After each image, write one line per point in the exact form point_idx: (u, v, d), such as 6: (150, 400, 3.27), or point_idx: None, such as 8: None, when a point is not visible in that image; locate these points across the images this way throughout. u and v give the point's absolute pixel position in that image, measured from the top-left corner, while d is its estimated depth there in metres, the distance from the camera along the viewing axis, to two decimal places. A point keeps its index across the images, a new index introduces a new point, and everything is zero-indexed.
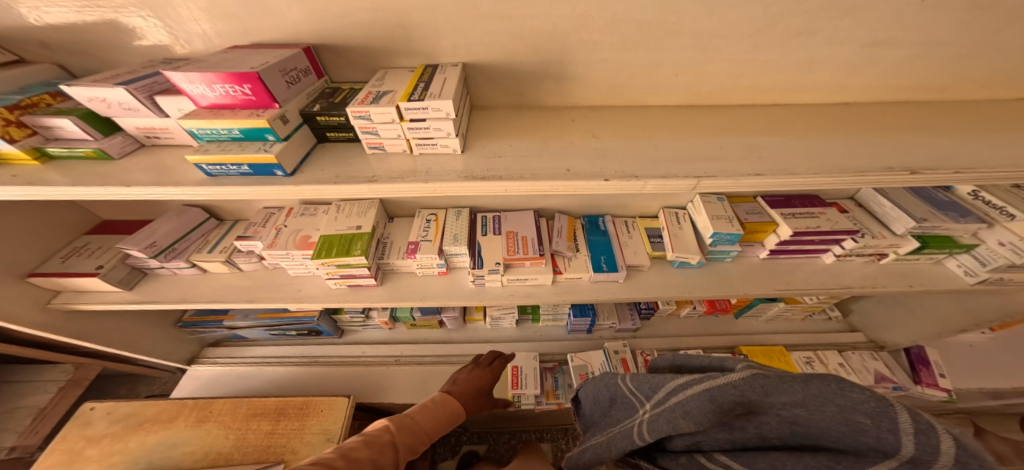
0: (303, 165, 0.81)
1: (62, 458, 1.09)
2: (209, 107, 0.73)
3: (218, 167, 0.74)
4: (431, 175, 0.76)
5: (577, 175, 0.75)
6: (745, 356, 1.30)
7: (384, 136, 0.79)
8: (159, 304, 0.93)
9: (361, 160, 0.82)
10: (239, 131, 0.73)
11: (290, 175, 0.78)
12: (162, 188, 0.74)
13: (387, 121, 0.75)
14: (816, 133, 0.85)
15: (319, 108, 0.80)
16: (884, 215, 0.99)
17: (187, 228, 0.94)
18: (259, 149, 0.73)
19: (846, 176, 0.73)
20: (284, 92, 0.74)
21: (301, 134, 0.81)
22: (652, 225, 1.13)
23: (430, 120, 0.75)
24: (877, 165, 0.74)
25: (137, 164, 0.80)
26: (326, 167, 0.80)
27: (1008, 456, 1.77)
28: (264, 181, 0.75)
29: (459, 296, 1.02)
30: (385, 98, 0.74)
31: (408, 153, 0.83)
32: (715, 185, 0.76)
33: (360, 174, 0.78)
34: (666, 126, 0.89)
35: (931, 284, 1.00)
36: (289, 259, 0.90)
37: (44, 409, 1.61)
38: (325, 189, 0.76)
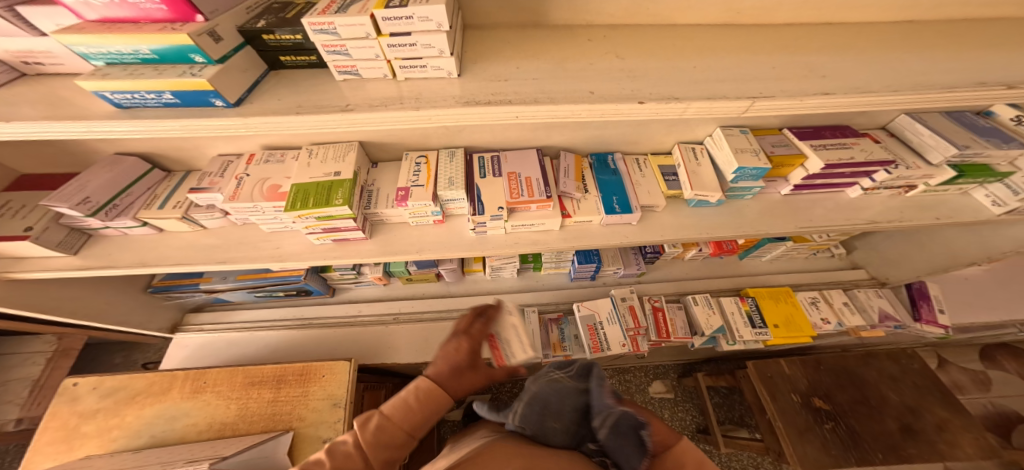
0: (251, 94, 0.65)
1: (60, 434, 1.04)
2: (100, 22, 0.57)
3: (131, 96, 0.59)
4: (424, 99, 0.62)
5: (603, 97, 0.62)
6: (752, 298, 1.28)
7: (357, 56, 0.63)
8: (114, 268, 0.81)
9: (331, 87, 0.66)
10: (151, 51, 0.57)
11: (234, 106, 0.63)
12: (61, 125, 0.59)
13: (360, 36, 0.59)
14: (879, 52, 0.72)
15: (264, 24, 0.63)
16: (920, 144, 0.91)
17: (125, 181, 0.78)
18: (185, 73, 0.57)
19: (931, 92, 0.63)
20: (208, 2, 0.57)
21: (243, 57, 0.64)
22: (666, 163, 1.02)
23: (416, 34, 0.59)
24: (968, 79, 0.65)
25: (47, 100, 0.63)
26: (284, 96, 0.65)
27: (965, 384, 1.93)
28: (200, 114, 0.61)
29: (459, 245, 0.93)
30: (354, 7, 0.58)
31: (390, 79, 0.67)
32: (767, 108, 0.65)
33: (332, 102, 0.63)
34: (700, 45, 0.75)
35: (957, 214, 0.96)
36: (258, 213, 0.77)
37: (39, 381, 1.55)
38: (290, 122, 0.62)
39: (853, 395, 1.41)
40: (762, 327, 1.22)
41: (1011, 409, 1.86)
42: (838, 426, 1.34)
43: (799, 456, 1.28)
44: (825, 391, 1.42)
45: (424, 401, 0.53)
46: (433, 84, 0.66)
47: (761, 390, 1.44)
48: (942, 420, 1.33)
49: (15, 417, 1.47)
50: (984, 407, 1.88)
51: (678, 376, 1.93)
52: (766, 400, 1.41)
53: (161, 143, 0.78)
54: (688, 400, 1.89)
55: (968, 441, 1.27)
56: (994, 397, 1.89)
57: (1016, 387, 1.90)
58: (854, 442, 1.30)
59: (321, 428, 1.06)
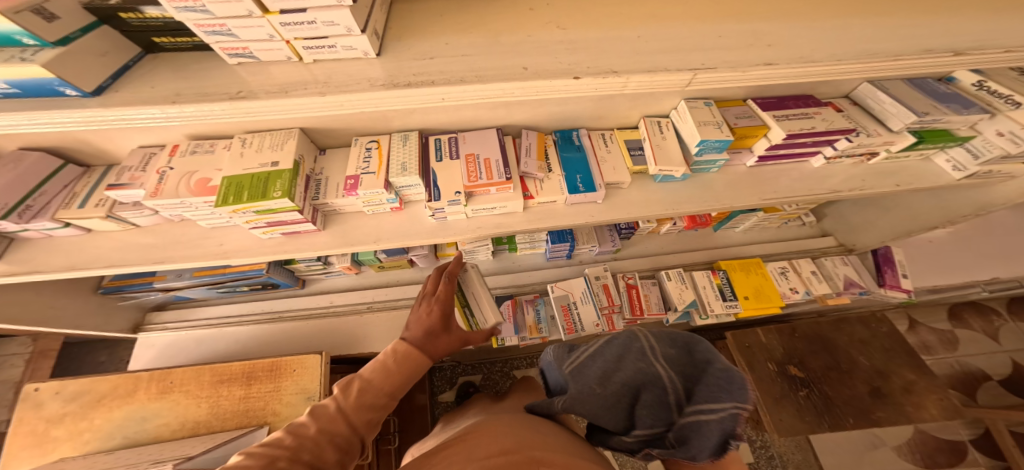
0: (113, 80, 0.60)
1: (29, 440, 1.02)
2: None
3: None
4: (333, 85, 0.58)
5: (538, 73, 0.58)
6: (724, 272, 1.29)
7: (245, 37, 0.56)
8: (43, 274, 0.76)
9: (222, 72, 0.61)
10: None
11: (93, 95, 0.58)
12: None
13: (240, 15, 0.52)
14: (831, 16, 0.69)
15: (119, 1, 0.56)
16: (882, 112, 0.89)
17: (34, 180, 0.72)
18: (15, 59, 0.50)
19: (876, 61, 0.61)
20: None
21: (97, 39, 0.58)
22: (631, 137, 0.99)
23: (313, 11, 0.51)
24: (914, 48, 0.62)
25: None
26: (159, 83, 0.60)
27: (932, 343, 2.02)
28: (51, 106, 0.55)
29: (419, 232, 0.90)
30: None
31: (295, 61, 0.62)
32: (711, 80, 0.62)
33: (222, 90, 0.58)
34: (647, 13, 0.70)
35: (917, 181, 0.95)
36: (191, 208, 0.73)
37: (22, 381, 1.61)
38: (192, 113, 0.57)
39: (826, 361, 1.47)
40: (732, 299, 1.24)
41: (975, 367, 1.97)
42: (812, 393, 1.40)
43: (774, 423, 1.35)
44: (799, 358, 1.48)
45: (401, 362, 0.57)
46: (348, 66, 0.61)
47: (740, 359, 1.49)
48: (908, 383, 1.39)
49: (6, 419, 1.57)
50: (950, 366, 1.98)
51: None
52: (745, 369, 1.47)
53: (70, 137, 0.72)
54: None
55: (932, 402, 1.34)
56: (961, 355, 1.99)
57: (980, 346, 2.01)
58: (826, 409, 1.36)
59: None
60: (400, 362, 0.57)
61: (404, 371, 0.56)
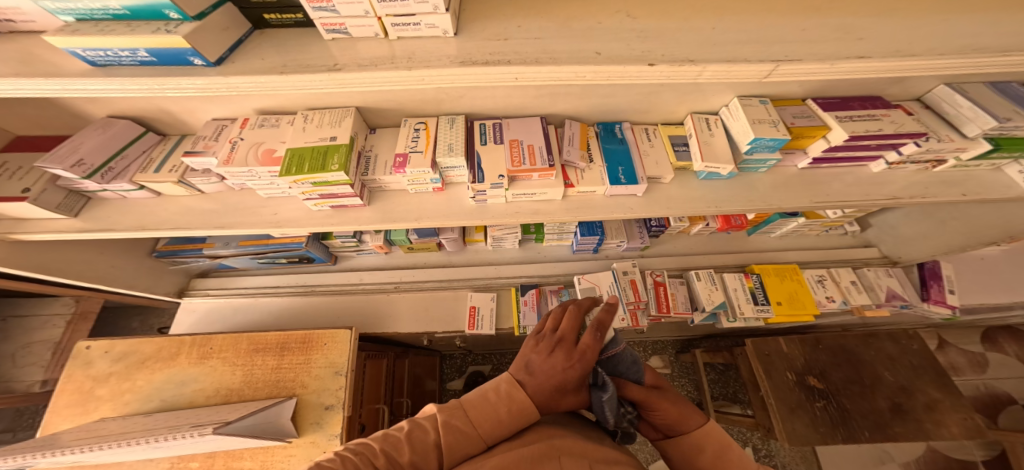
0: (233, 54, 0.62)
1: (75, 397, 1.08)
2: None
3: (103, 55, 0.56)
4: (415, 59, 0.58)
5: (610, 59, 0.57)
6: (757, 276, 1.26)
7: (344, 13, 0.57)
8: (113, 232, 0.80)
9: (318, 47, 0.62)
10: (120, 5, 0.53)
11: (215, 65, 0.59)
12: (33, 82, 0.56)
13: None
14: (919, 11, 0.65)
15: None
16: (957, 116, 0.84)
17: (119, 144, 0.77)
18: (159, 30, 0.53)
19: (973, 59, 0.58)
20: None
21: (224, 15, 0.60)
22: (677, 132, 0.98)
23: None
24: (1023, 43, 0.59)
25: (15, 56, 0.59)
26: (267, 55, 0.61)
27: (962, 365, 1.96)
28: (177, 74, 0.57)
29: (458, 214, 0.91)
30: None
31: (382, 38, 0.62)
32: (791, 73, 0.60)
33: (319, 62, 0.59)
34: (721, 3, 0.68)
35: (986, 192, 0.90)
36: (254, 178, 0.75)
37: (61, 343, 1.71)
38: (273, 83, 0.59)
39: (849, 374, 1.43)
40: (764, 304, 1.21)
41: (1002, 391, 1.90)
42: (830, 405, 1.37)
43: (787, 432, 1.33)
44: (820, 369, 1.44)
45: (514, 413, 0.46)
46: (428, 44, 0.61)
47: (757, 367, 1.46)
48: (932, 400, 1.35)
49: (42, 378, 1.65)
50: (978, 389, 1.92)
51: (677, 352, 2.00)
52: (760, 378, 1.45)
53: (148, 104, 0.75)
54: (684, 375, 1.96)
55: (955, 421, 1.30)
56: (989, 378, 1.93)
57: (1011, 369, 1.93)
58: (842, 421, 1.33)
59: (323, 395, 1.09)
60: (509, 407, 0.47)
61: (509, 423, 0.46)
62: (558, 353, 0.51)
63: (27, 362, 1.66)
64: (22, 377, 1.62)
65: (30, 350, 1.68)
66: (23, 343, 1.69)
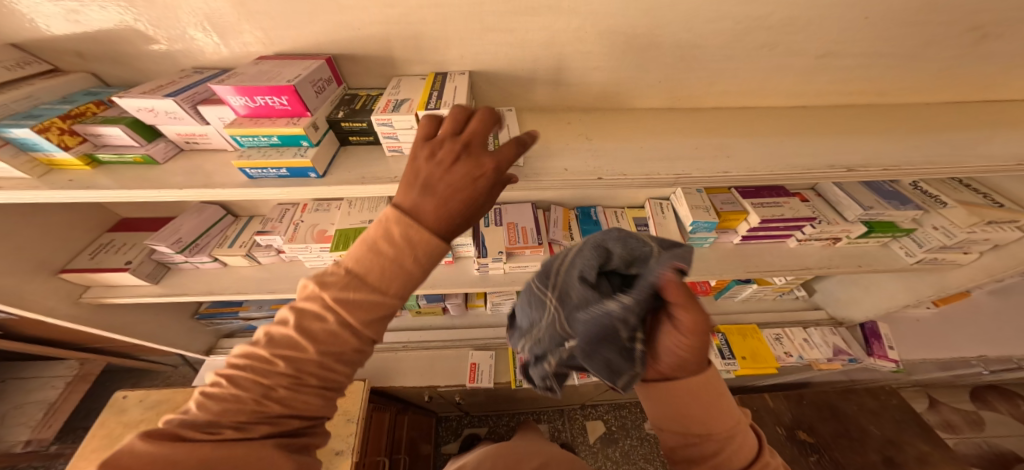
0: (332, 166, 0.78)
1: (103, 442, 1.16)
2: (248, 115, 0.69)
3: (259, 171, 0.71)
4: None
5: (574, 174, 0.83)
6: (723, 335, 1.44)
7: (404, 140, 0.76)
8: (185, 295, 0.99)
9: (380, 162, 0.79)
10: (277, 138, 0.69)
11: (322, 176, 0.75)
12: (204, 191, 0.72)
13: (408, 128, 0.73)
14: (787, 132, 0.94)
15: (343, 115, 0.76)
16: (838, 204, 1.13)
17: (206, 225, 0.98)
18: (295, 154, 0.70)
19: (797, 172, 0.83)
20: (314, 101, 0.70)
21: (327, 140, 0.76)
22: (639, 215, 1.25)
23: None
24: (820, 163, 0.83)
25: (194, 170, 0.75)
26: (350, 168, 0.77)
27: (958, 424, 2.01)
28: (297, 184, 0.72)
29: (464, 282, 1.14)
30: (405, 106, 0.72)
31: None
32: (694, 180, 0.86)
33: (386, 173, 0.76)
34: (653, 127, 0.98)
35: (877, 263, 1.16)
36: (308, 252, 0.97)
37: (55, 403, 1.76)
38: (355, 190, 0.74)
39: (835, 428, 1.52)
40: (731, 358, 1.37)
41: (1006, 449, 1.93)
42: (822, 458, 1.44)
43: None
44: (808, 424, 1.54)
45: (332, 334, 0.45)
46: None
47: None
48: (922, 453, 1.42)
49: (24, 439, 1.66)
50: (980, 447, 1.94)
51: None
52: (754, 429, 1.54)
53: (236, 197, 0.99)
54: None
55: None
56: (989, 436, 1.97)
57: (1007, 427, 1.98)
58: None
59: (335, 441, 1.22)
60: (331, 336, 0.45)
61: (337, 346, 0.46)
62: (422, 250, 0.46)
63: (16, 422, 1.69)
64: (8, 437, 1.64)
65: (21, 411, 1.72)
66: (17, 404, 1.74)
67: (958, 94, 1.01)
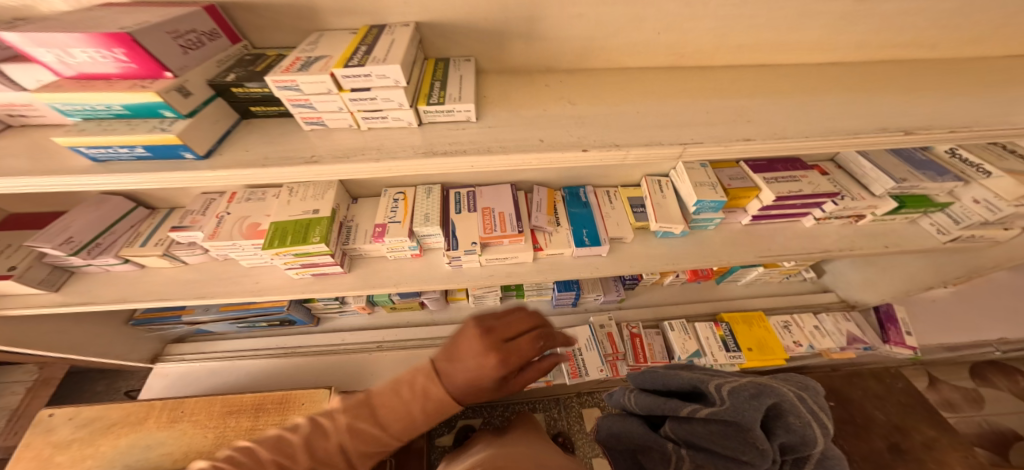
0: (221, 145, 0.63)
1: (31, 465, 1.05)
2: (78, 78, 0.53)
3: (102, 150, 0.56)
4: (384, 151, 0.64)
5: (552, 146, 0.66)
6: (727, 324, 1.32)
7: (322, 109, 0.63)
8: (95, 304, 0.83)
9: (298, 137, 0.66)
10: (123, 106, 0.54)
11: (204, 158, 0.61)
12: (45, 179, 0.57)
13: (323, 92, 0.59)
14: (808, 93, 0.78)
15: (233, 78, 0.61)
16: (864, 177, 0.98)
17: (110, 220, 0.81)
18: (154, 128, 0.54)
19: (841, 138, 0.67)
20: (178, 59, 0.54)
21: (214, 109, 0.62)
22: (634, 194, 1.08)
23: (375, 90, 0.59)
24: (872, 125, 0.68)
25: (29, 150, 0.61)
26: (253, 147, 0.64)
27: (957, 402, 1.94)
28: (169, 168, 0.58)
29: (435, 278, 0.97)
30: (317, 65, 0.58)
31: (355, 128, 0.67)
32: (701, 152, 0.69)
33: (299, 153, 0.63)
34: (648, 89, 0.80)
35: (904, 242, 1.02)
36: (238, 250, 0.79)
37: (17, 410, 1.61)
38: (254, 175, 0.61)
39: (839, 414, 1.42)
40: (736, 351, 1.26)
41: (1006, 427, 1.87)
42: None
43: None
44: None
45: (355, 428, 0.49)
46: (394, 134, 0.67)
47: None
48: (930, 439, 1.33)
49: None
50: (980, 426, 1.88)
51: None
52: None
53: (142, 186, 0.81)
54: None
55: (957, 460, 1.27)
56: (989, 415, 1.90)
57: (1008, 405, 1.92)
58: None
59: None
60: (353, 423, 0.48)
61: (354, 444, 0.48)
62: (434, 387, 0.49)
63: None
64: None
65: None
66: None
67: (1011, 44, 0.84)
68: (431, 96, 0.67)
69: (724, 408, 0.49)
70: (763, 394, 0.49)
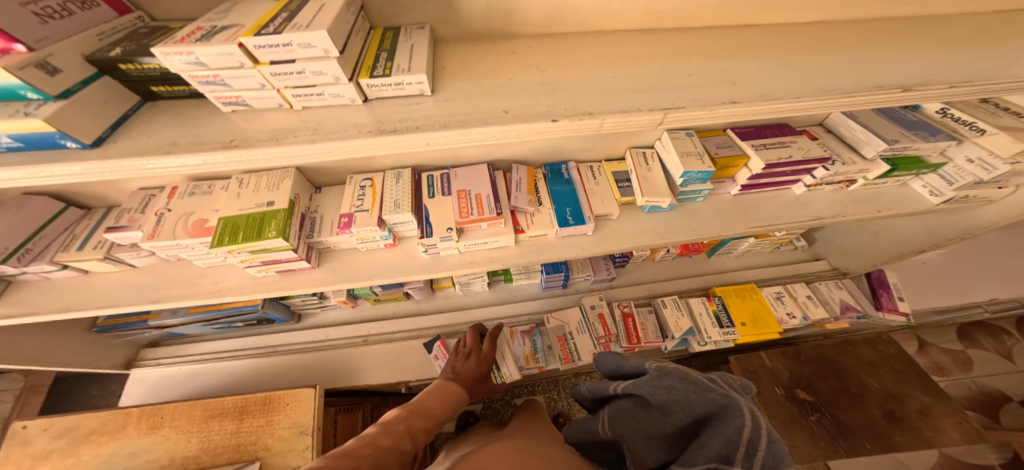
0: (115, 132, 0.57)
1: None
2: None
3: None
4: (321, 131, 0.57)
5: (518, 117, 0.59)
6: (720, 298, 1.29)
7: (240, 87, 0.56)
8: (36, 314, 0.77)
9: (217, 120, 0.59)
10: None
11: (93, 147, 0.54)
12: None
13: (235, 66, 0.52)
14: (794, 51, 0.71)
15: (119, 52, 0.54)
16: (855, 139, 0.93)
17: (38, 222, 0.74)
18: (16, 113, 0.48)
19: (835, 97, 0.62)
20: (32, 30, 0.48)
21: (99, 89, 0.56)
22: (620, 169, 1.02)
23: (300, 62, 0.52)
24: (864, 84, 0.63)
25: None
26: (157, 132, 0.57)
27: (946, 364, 1.97)
28: (50, 159, 0.51)
29: (411, 268, 0.91)
30: (221, 34, 0.50)
31: (287, 108, 0.61)
32: (683, 119, 0.63)
33: (218, 138, 0.56)
34: (624, 54, 0.73)
35: (896, 206, 0.98)
36: (187, 249, 0.73)
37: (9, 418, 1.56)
38: (152, 166, 0.54)
39: (836, 384, 1.43)
40: (729, 326, 1.24)
41: (992, 387, 1.91)
42: (824, 417, 1.35)
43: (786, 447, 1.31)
44: (807, 381, 1.44)
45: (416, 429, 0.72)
46: (335, 113, 0.60)
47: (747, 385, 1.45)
48: (923, 406, 1.34)
49: None
50: (968, 387, 1.92)
51: None
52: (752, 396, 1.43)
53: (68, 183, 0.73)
54: None
55: (951, 426, 1.27)
56: (975, 375, 1.94)
57: (995, 366, 1.96)
58: (841, 433, 1.31)
59: (289, 456, 1.07)
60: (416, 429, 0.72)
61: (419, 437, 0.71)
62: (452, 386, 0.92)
63: None
64: None
65: None
66: None
67: None
68: (374, 68, 0.60)
69: (643, 389, 0.50)
70: (672, 372, 0.48)
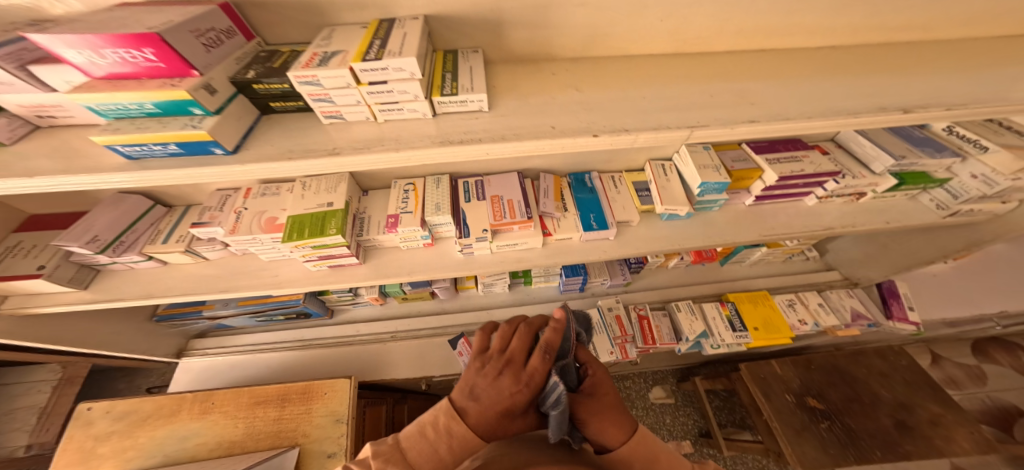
0: (247, 141, 0.67)
1: (75, 457, 1.09)
2: (106, 78, 0.56)
3: (137, 148, 0.59)
4: (402, 141, 0.66)
5: (563, 132, 0.68)
6: (733, 303, 1.35)
7: (341, 102, 0.65)
8: (123, 301, 0.87)
9: (318, 131, 0.69)
10: (155, 105, 0.57)
11: (232, 153, 0.64)
12: (73, 177, 0.60)
13: (341, 86, 0.61)
14: (809, 74, 0.79)
15: (254, 74, 0.64)
16: (865, 155, 0.99)
17: (130, 220, 0.83)
18: (185, 125, 0.58)
19: (842, 118, 0.69)
20: (201, 57, 0.57)
21: (237, 106, 0.65)
22: (640, 178, 1.10)
23: (391, 83, 0.61)
24: (871, 105, 0.70)
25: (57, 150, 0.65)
26: (276, 141, 0.67)
27: (960, 378, 1.98)
28: (192, 164, 0.61)
29: (448, 266, 0.99)
30: (335, 59, 0.59)
31: (372, 120, 0.70)
32: (706, 135, 0.71)
33: (320, 145, 0.66)
34: (653, 76, 0.81)
35: (904, 218, 1.04)
36: (257, 243, 0.82)
37: (47, 407, 1.60)
38: (279, 167, 0.63)
39: (845, 393, 1.46)
40: (742, 330, 1.29)
41: (1008, 403, 1.91)
42: (834, 425, 1.37)
43: (799, 456, 1.30)
44: (818, 389, 1.47)
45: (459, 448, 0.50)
46: (410, 125, 0.69)
47: (756, 392, 1.47)
48: (935, 415, 1.36)
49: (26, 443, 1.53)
50: (983, 402, 1.93)
51: (677, 381, 1.99)
52: (761, 402, 1.45)
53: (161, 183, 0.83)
54: (688, 404, 1.93)
55: (963, 436, 1.30)
56: (990, 390, 1.94)
57: (1010, 381, 1.96)
58: (851, 441, 1.33)
59: (325, 443, 1.14)
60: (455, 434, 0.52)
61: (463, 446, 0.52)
62: (505, 376, 0.54)
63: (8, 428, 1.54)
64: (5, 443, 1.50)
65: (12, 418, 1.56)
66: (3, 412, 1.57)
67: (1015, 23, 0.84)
68: (443, 87, 0.69)
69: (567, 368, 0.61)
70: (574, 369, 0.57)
